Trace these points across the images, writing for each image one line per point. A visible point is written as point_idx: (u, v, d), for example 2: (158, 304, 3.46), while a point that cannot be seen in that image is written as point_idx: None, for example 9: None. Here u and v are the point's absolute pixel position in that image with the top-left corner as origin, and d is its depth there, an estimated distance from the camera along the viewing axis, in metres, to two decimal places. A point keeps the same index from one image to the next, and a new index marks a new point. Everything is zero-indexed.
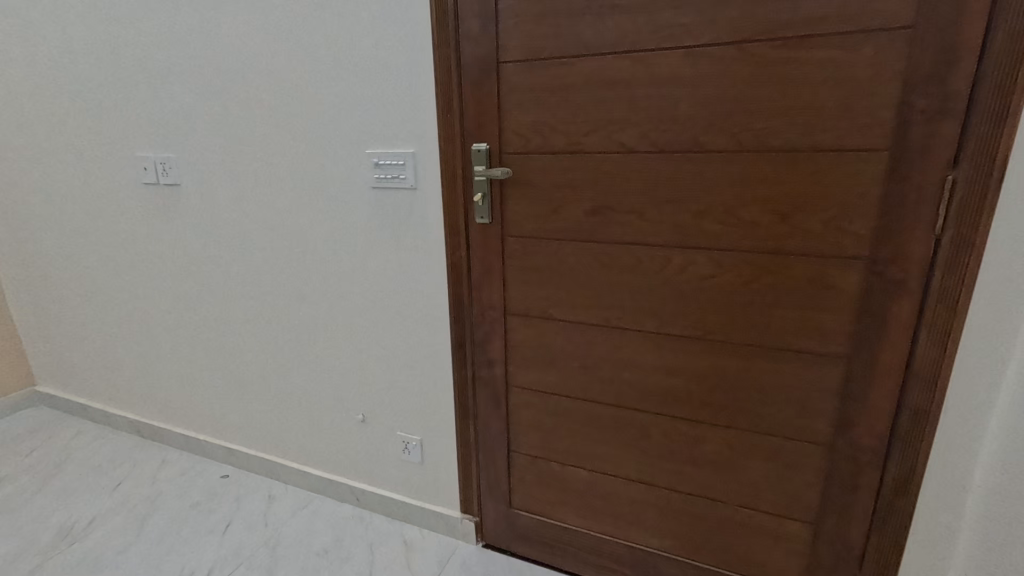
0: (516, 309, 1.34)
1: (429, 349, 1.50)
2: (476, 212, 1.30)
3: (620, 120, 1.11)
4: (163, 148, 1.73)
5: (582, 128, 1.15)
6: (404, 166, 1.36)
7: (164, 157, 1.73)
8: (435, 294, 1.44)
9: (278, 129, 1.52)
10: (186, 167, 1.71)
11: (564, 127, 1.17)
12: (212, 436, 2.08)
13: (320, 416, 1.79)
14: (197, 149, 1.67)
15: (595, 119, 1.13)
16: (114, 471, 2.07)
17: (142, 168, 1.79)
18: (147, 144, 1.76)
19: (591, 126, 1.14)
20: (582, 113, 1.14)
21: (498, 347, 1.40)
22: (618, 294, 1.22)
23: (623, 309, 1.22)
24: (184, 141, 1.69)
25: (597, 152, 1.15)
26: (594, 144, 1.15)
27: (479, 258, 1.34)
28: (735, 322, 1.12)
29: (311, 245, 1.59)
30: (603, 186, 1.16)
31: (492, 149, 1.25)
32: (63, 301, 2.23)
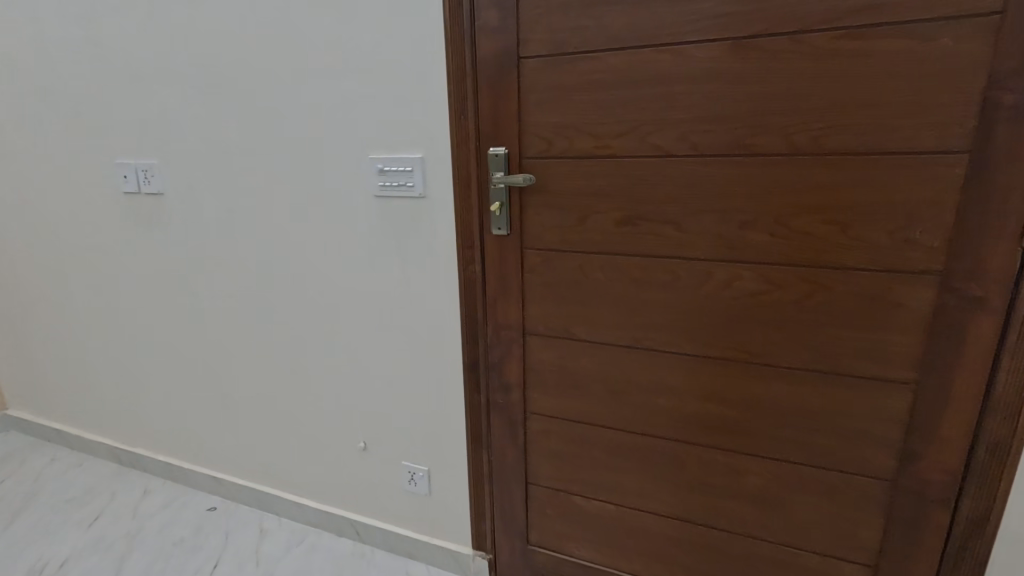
0: (536, 329, 1.22)
1: (439, 372, 1.38)
2: (493, 222, 1.18)
3: (656, 121, 1.00)
4: (145, 155, 1.60)
5: (613, 130, 1.04)
6: (412, 173, 1.24)
7: (147, 163, 1.60)
8: (445, 312, 1.32)
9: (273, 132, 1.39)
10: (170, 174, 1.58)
11: (592, 129, 1.05)
12: (199, 465, 1.93)
13: (317, 444, 1.65)
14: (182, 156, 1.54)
15: (627, 120, 1.02)
16: (92, 504, 1.91)
17: (122, 175, 1.66)
18: (128, 149, 1.62)
19: (623, 127, 1.03)
20: (613, 113, 1.03)
21: (515, 369, 1.27)
22: (651, 314, 1.10)
23: (657, 330, 1.11)
24: (168, 145, 1.55)
25: (630, 156, 1.04)
26: (628, 148, 1.04)
27: (496, 273, 1.22)
28: (786, 347, 1.01)
29: (308, 260, 1.47)
30: (635, 194, 1.05)
31: (511, 154, 1.13)
32: (37, 319, 2.07)
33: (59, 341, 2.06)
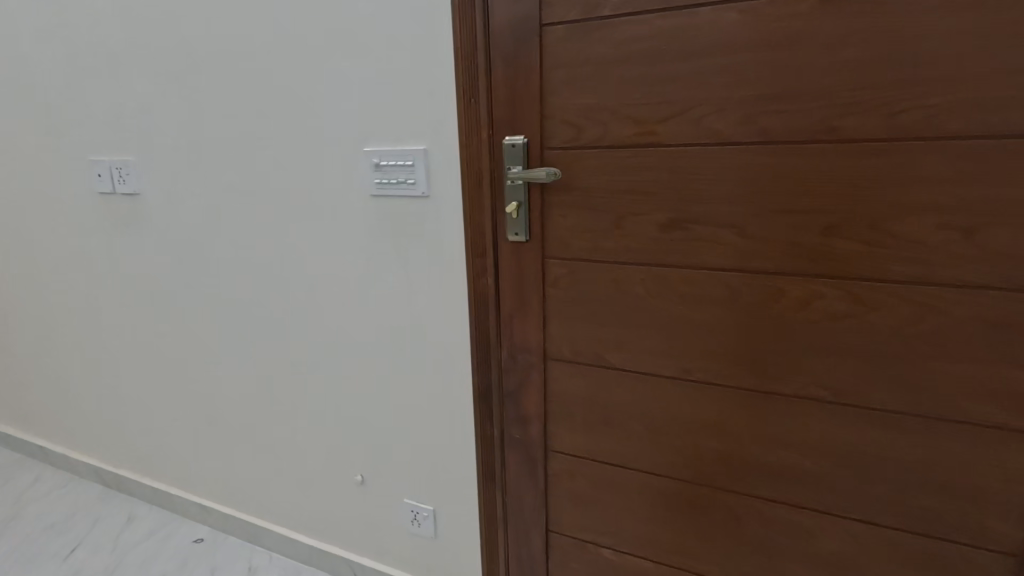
0: (560, 354, 1.03)
1: (447, 400, 1.19)
2: (509, 226, 0.99)
3: (714, 100, 0.80)
4: (121, 151, 1.43)
5: (658, 111, 0.84)
6: (413, 169, 1.05)
7: (122, 160, 1.43)
8: (452, 332, 1.13)
9: (257, 124, 1.21)
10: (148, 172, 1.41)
11: (632, 112, 0.85)
12: (186, 491, 1.76)
13: (312, 473, 1.48)
14: (160, 152, 1.37)
15: (677, 99, 0.82)
16: (70, 532, 1.75)
17: (96, 174, 1.49)
18: (102, 145, 1.46)
19: (671, 108, 0.83)
20: (658, 91, 0.83)
21: (535, 400, 1.08)
22: (703, 339, 0.90)
23: (710, 358, 0.90)
24: (145, 140, 1.38)
25: (678, 144, 0.84)
26: (677, 135, 0.84)
27: (512, 287, 1.03)
28: (880, 384, 0.80)
29: (299, 269, 1.29)
30: (685, 191, 0.85)
31: (531, 144, 0.94)
32: (18, 330, 1.92)
33: (39, 353, 1.91)
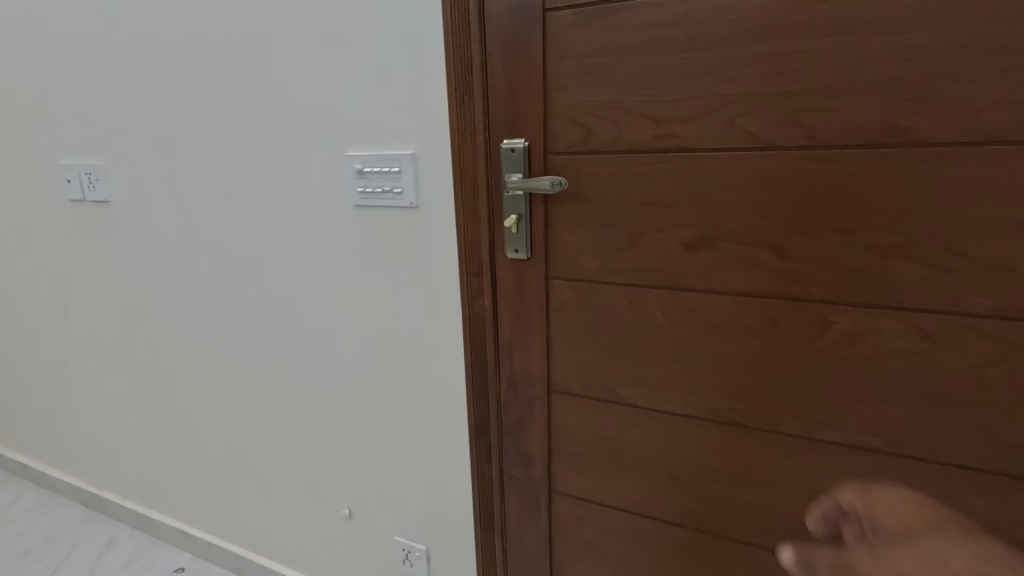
0: (565, 387, 0.90)
1: (440, 433, 1.06)
2: (508, 242, 0.86)
3: (750, 96, 0.67)
4: (89, 154, 1.31)
5: (681, 110, 0.71)
6: (400, 175, 0.93)
7: (91, 164, 1.31)
8: (445, 359, 1.00)
9: (231, 124, 1.09)
10: (118, 178, 1.29)
11: (651, 111, 0.73)
12: (167, 515, 1.65)
13: (297, 505, 1.36)
14: (130, 155, 1.26)
15: (704, 96, 0.69)
16: (46, 557, 1.65)
17: (63, 180, 1.37)
18: (70, 148, 1.34)
19: (698, 107, 0.70)
20: (681, 85, 0.70)
21: (538, 437, 0.95)
22: (733, 374, 0.77)
23: (743, 398, 0.77)
24: (114, 143, 1.27)
25: (706, 149, 0.71)
26: (703, 138, 0.71)
27: (511, 310, 0.90)
28: (950, 434, 0.67)
29: (278, 285, 1.17)
30: (715, 204, 0.72)
31: (532, 148, 0.81)
32: None
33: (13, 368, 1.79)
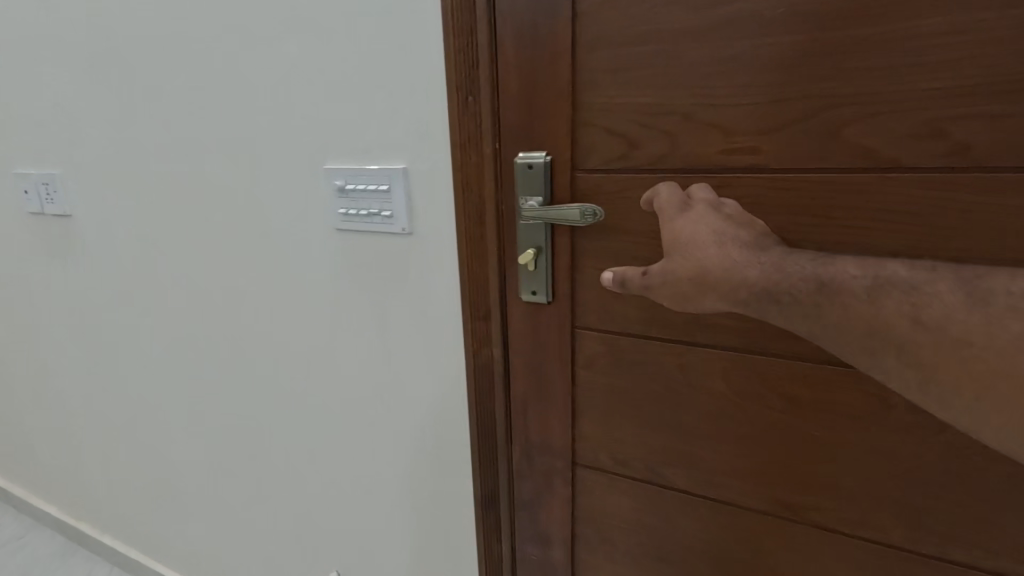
0: (592, 459, 0.73)
1: (442, 499, 0.89)
2: (523, 281, 0.68)
3: (860, 99, 0.49)
4: (46, 161, 1.15)
5: (758, 117, 0.53)
6: (390, 195, 0.75)
7: (48, 174, 1.15)
8: (446, 414, 0.83)
9: (194, 128, 0.92)
10: (77, 188, 1.13)
11: (715, 117, 0.54)
12: (144, 557, 1.50)
13: (282, 558, 1.20)
14: (88, 164, 1.09)
15: (792, 99, 0.51)
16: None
17: (21, 191, 1.21)
18: (24, 155, 1.17)
19: (783, 113, 0.52)
20: (759, 83, 0.52)
21: (559, 517, 0.78)
22: (817, 465, 0.61)
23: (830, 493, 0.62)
24: (70, 149, 1.10)
25: (793, 170, 0.53)
26: (790, 157, 0.52)
27: (527, 365, 0.72)
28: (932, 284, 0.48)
29: (254, 318, 0.99)
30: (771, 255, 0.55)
31: (555, 165, 0.63)
32: None
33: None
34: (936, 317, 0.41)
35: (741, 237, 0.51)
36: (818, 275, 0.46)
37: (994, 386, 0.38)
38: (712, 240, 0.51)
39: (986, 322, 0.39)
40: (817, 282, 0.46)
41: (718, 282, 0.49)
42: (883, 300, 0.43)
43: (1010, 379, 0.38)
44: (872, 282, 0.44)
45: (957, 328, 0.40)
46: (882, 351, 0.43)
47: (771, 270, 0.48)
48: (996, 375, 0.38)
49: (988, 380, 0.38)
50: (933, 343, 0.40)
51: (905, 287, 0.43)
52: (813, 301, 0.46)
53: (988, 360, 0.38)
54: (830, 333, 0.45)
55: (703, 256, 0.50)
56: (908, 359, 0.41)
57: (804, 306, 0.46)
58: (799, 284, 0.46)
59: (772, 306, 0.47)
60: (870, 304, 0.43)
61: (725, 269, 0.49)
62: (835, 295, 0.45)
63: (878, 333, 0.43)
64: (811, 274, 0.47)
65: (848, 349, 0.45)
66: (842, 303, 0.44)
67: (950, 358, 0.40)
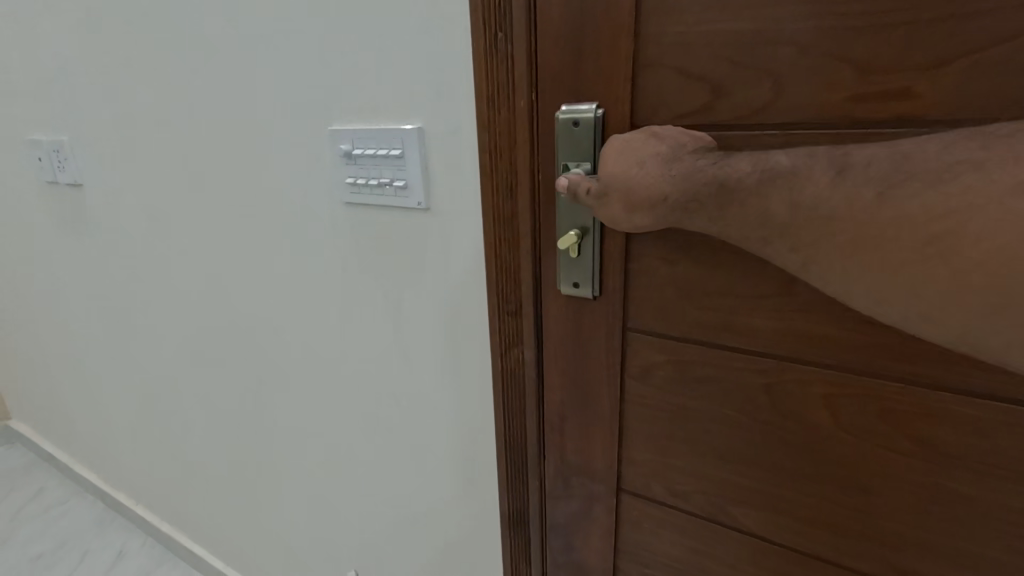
0: (640, 487, 0.60)
1: (469, 508, 0.79)
2: (563, 270, 0.55)
3: None
4: (53, 125, 1.07)
5: (904, 46, 0.38)
6: (403, 161, 0.62)
7: (58, 140, 1.07)
8: (471, 418, 0.72)
9: (192, 84, 0.80)
10: (85, 156, 1.05)
11: (841, 50, 0.39)
12: (174, 532, 1.48)
13: (301, 548, 1.15)
14: (91, 130, 1.00)
15: (960, 21, 0.36)
16: (53, 568, 1.47)
17: (36, 159, 1.14)
18: (36, 122, 1.10)
19: (946, 38, 0.37)
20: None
21: (598, 549, 0.65)
22: (952, 526, 0.46)
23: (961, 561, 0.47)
24: (74, 113, 1.01)
25: (967, 124, 0.37)
26: (953, 99, 0.37)
27: (565, 371, 0.59)
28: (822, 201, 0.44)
29: (261, 300, 0.90)
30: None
31: (607, 122, 0.49)
32: None
33: (19, 361, 1.64)
34: (811, 200, 0.38)
35: (662, 139, 0.45)
36: (721, 177, 0.42)
37: (862, 268, 0.36)
38: (625, 164, 0.45)
39: (850, 202, 0.36)
40: (719, 182, 0.42)
41: (639, 205, 0.45)
42: (772, 192, 0.40)
43: (861, 243, 0.36)
44: (759, 172, 0.40)
45: (828, 213, 0.37)
46: (773, 241, 0.40)
47: (683, 177, 0.43)
48: (861, 255, 0.36)
49: (848, 252, 0.37)
50: (814, 227, 0.38)
51: (790, 171, 0.39)
52: (714, 203, 0.42)
53: (850, 242, 0.36)
54: (732, 232, 0.43)
55: (625, 180, 0.45)
56: (794, 246, 0.39)
57: (710, 211, 0.43)
58: (702, 187, 0.42)
59: (682, 214, 0.44)
60: (762, 198, 0.40)
61: (641, 192, 0.45)
62: (734, 193, 0.41)
63: (769, 225, 0.40)
64: (712, 172, 0.42)
65: (750, 241, 0.42)
66: (741, 203, 0.41)
67: (821, 243, 0.38)
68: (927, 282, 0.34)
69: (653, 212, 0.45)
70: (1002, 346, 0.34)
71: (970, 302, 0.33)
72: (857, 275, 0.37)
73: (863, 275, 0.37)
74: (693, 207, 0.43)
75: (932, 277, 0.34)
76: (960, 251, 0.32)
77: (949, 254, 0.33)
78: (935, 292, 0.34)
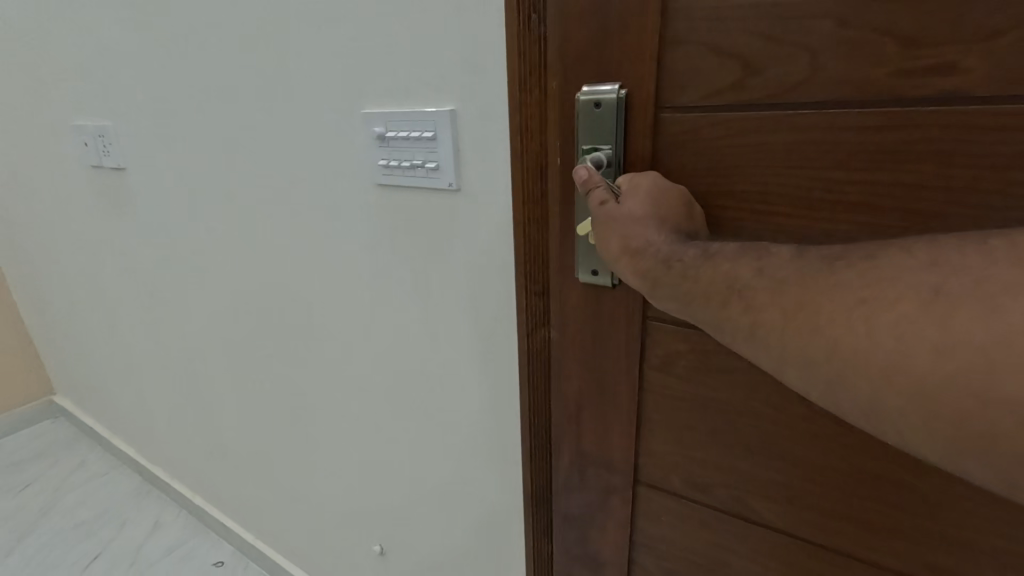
0: (659, 480, 0.59)
1: (493, 488, 0.79)
2: (584, 258, 0.53)
3: None
4: (98, 110, 1.10)
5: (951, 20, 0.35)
6: (435, 143, 0.62)
7: (101, 124, 1.10)
8: (496, 399, 0.73)
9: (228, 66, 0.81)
10: (128, 140, 1.07)
11: (886, 23, 0.37)
12: (207, 504, 1.53)
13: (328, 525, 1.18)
14: (132, 115, 1.03)
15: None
16: (97, 535, 1.54)
17: (83, 143, 1.18)
18: (83, 107, 1.13)
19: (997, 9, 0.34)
20: None
21: (614, 542, 0.64)
22: (993, 520, 0.44)
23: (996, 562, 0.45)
24: (119, 98, 1.04)
25: (1015, 100, 0.35)
26: (999, 76, 0.35)
27: (582, 361, 0.58)
28: (846, 186, 0.41)
29: (293, 280, 0.92)
30: (831, 185, 0.42)
31: (630, 103, 0.47)
32: (46, 315, 1.73)
33: (65, 340, 1.71)
34: (774, 270, 0.38)
35: (660, 200, 0.45)
36: (708, 247, 0.42)
37: (806, 323, 0.34)
38: (641, 208, 0.45)
39: (801, 267, 0.37)
40: (703, 252, 0.41)
41: (633, 247, 0.44)
42: (739, 260, 0.40)
43: (797, 308, 0.35)
44: (739, 248, 0.41)
45: (781, 278, 0.37)
46: (729, 304, 0.38)
47: (680, 243, 0.43)
48: (812, 310, 0.34)
49: (787, 315, 0.35)
50: (769, 289, 0.37)
51: (761, 249, 0.40)
52: (689, 265, 0.41)
53: (798, 294, 0.35)
54: (694, 297, 0.40)
55: (628, 223, 0.45)
56: (747, 306, 0.37)
57: (682, 272, 0.41)
58: (687, 253, 0.42)
59: (659, 272, 0.42)
60: (729, 265, 0.40)
61: (638, 236, 0.44)
62: (713, 260, 0.40)
63: (729, 289, 0.39)
64: (703, 246, 0.42)
65: (700, 308, 0.40)
66: (713, 268, 0.40)
67: (767, 305, 0.36)
68: (846, 329, 0.32)
69: (639, 262, 0.44)
70: (909, 409, 0.30)
71: (880, 351, 0.31)
72: (791, 338, 0.35)
73: (797, 335, 0.35)
74: (671, 262, 0.42)
75: (850, 338, 0.32)
76: (880, 303, 0.32)
77: (872, 318, 0.32)
78: (855, 357, 0.32)
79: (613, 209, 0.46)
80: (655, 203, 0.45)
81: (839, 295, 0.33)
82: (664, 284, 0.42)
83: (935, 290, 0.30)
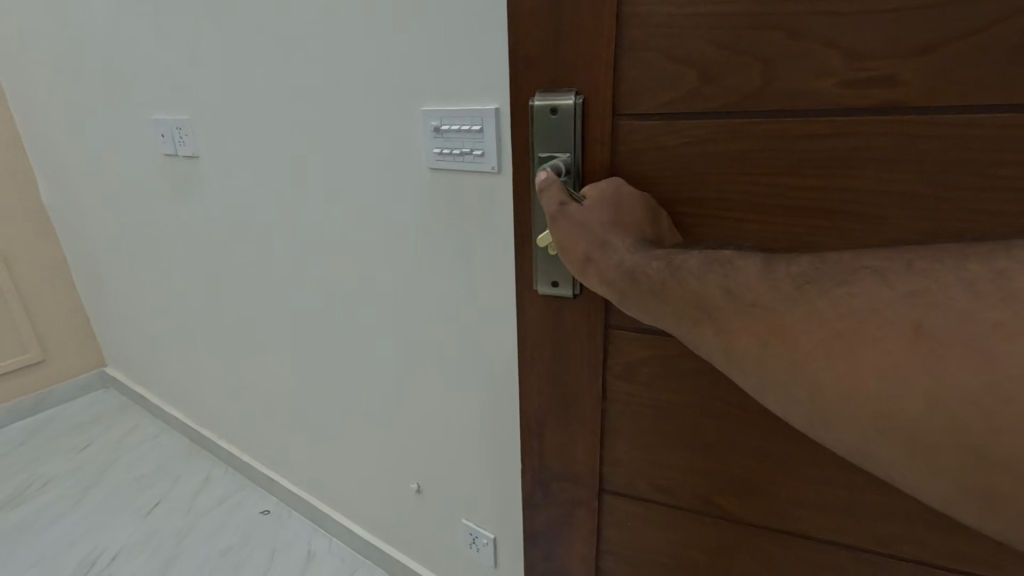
0: (627, 488, 0.59)
1: (494, 440, 0.80)
2: (542, 267, 0.52)
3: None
4: (175, 99, 0.98)
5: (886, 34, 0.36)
6: (482, 135, 0.62)
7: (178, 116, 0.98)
8: (498, 361, 0.73)
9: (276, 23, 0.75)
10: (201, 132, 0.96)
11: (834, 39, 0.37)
12: None
13: (354, 471, 1.08)
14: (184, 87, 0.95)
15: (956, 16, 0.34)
16: (151, 489, 1.36)
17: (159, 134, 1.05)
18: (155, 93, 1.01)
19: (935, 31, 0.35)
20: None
21: (580, 554, 0.64)
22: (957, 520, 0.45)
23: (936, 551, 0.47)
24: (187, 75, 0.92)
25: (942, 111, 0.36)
26: (936, 92, 0.36)
27: (542, 376, 0.58)
28: (796, 186, 0.41)
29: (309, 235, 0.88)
30: (789, 192, 0.42)
31: (586, 110, 0.45)
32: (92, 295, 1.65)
33: (111, 320, 1.62)
34: (740, 285, 0.37)
35: (620, 213, 0.44)
36: (669, 257, 0.41)
37: (782, 353, 0.34)
38: (604, 220, 0.44)
39: (770, 284, 0.36)
40: (668, 262, 0.40)
41: (597, 260, 0.43)
42: (706, 275, 0.39)
43: (772, 341, 0.35)
44: (703, 257, 0.40)
45: (750, 300, 0.36)
46: (700, 325, 0.38)
47: (642, 255, 0.42)
48: (788, 342, 0.34)
49: (763, 344, 0.35)
50: (740, 313, 0.36)
51: (726, 260, 0.39)
52: (655, 280, 0.40)
53: (775, 315, 0.35)
54: (665, 314, 0.40)
55: (592, 233, 0.44)
56: (719, 330, 0.37)
57: (648, 289, 0.40)
58: (651, 265, 0.41)
59: (626, 285, 0.41)
60: (697, 280, 0.39)
61: (600, 247, 0.43)
62: (677, 273, 0.40)
63: (699, 308, 0.38)
64: (664, 257, 0.41)
65: (671, 325, 0.40)
66: (678, 281, 0.39)
67: (742, 330, 0.36)
68: (826, 366, 0.32)
69: (604, 274, 0.43)
70: (899, 461, 0.31)
71: (865, 396, 0.31)
72: (767, 367, 0.35)
73: (779, 371, 0.34)
74: (636, 272, 0.41)
75: (831, 379, 0.32)
76: (855, 341, 0.32)
77: (849, 357, 0.32)
78: (841, 400, 0.32)
79: (571, 221, 0.45)
80: (615, 211, 0.44)
81: (812, 323, 0.33)
82: (631, 297, 0.42)
83: (917, 326, 0.30)
